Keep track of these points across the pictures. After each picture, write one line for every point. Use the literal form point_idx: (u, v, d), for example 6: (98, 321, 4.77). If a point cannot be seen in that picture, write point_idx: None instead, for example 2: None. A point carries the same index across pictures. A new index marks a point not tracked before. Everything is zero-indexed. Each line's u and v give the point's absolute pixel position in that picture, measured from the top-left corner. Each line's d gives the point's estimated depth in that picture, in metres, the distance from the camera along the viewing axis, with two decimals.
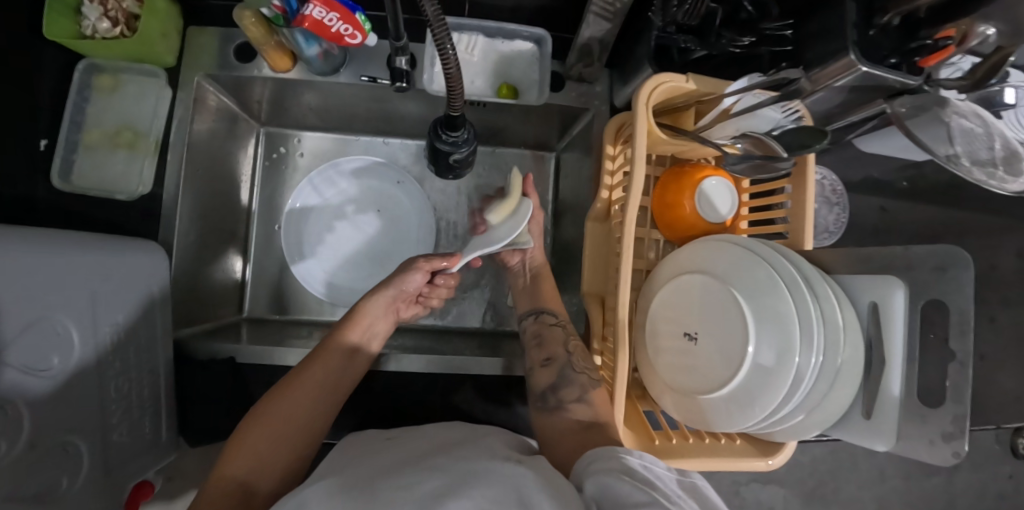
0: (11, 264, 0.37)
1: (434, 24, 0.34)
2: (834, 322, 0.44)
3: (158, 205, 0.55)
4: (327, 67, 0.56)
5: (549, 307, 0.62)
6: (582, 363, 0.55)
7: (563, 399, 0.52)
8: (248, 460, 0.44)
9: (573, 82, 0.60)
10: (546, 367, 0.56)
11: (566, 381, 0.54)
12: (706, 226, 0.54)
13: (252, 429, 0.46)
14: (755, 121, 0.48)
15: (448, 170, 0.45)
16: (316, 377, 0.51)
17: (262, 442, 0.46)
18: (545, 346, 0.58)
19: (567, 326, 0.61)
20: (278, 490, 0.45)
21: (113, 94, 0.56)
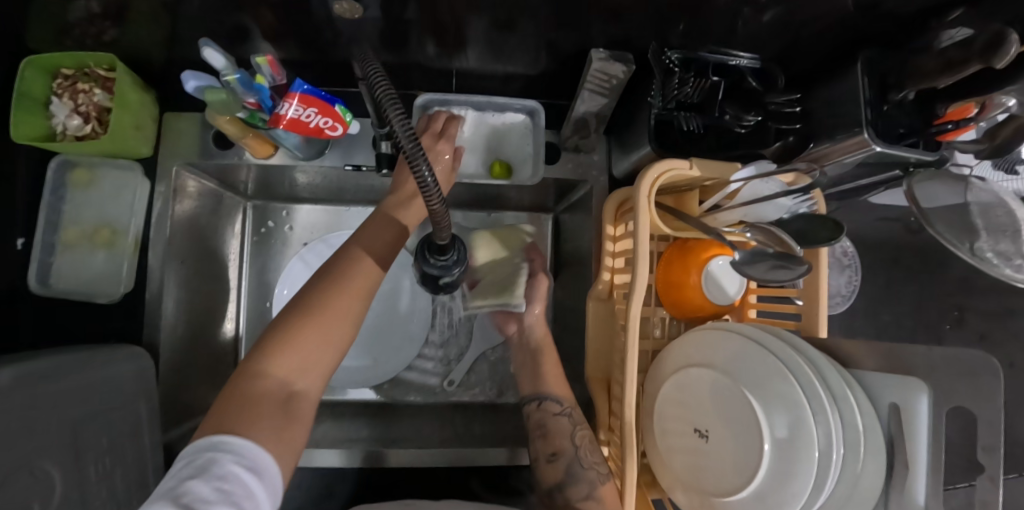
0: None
1: (405, 143, 0.29)
2: (853, 426, 0.42)
3: (142, 304, 0.53)
4: (310, 152, 0.53)
5: (552, 392, 0.59)
6: (593, 457, 0.52)
7: (572, 498, 0.50)
8: (300, 352, 0.37)
9: (569, 152, 0.58)
10: (553, 462, 0.53)
11: (574, 478, 0.51)
12: (714, 307, 0.52)
13: (298, 318, 0.38)
14: (766, 210, 0.46)
15: (437, 289, 0.40)
16: (349, 294, 0.41)
17: (318, 323, 0.39)
18: (550, 438, 0.55)
19: (574, 413, 0.57)
20: (285, 390, 0.36)
21: (89, 190, 0.54)
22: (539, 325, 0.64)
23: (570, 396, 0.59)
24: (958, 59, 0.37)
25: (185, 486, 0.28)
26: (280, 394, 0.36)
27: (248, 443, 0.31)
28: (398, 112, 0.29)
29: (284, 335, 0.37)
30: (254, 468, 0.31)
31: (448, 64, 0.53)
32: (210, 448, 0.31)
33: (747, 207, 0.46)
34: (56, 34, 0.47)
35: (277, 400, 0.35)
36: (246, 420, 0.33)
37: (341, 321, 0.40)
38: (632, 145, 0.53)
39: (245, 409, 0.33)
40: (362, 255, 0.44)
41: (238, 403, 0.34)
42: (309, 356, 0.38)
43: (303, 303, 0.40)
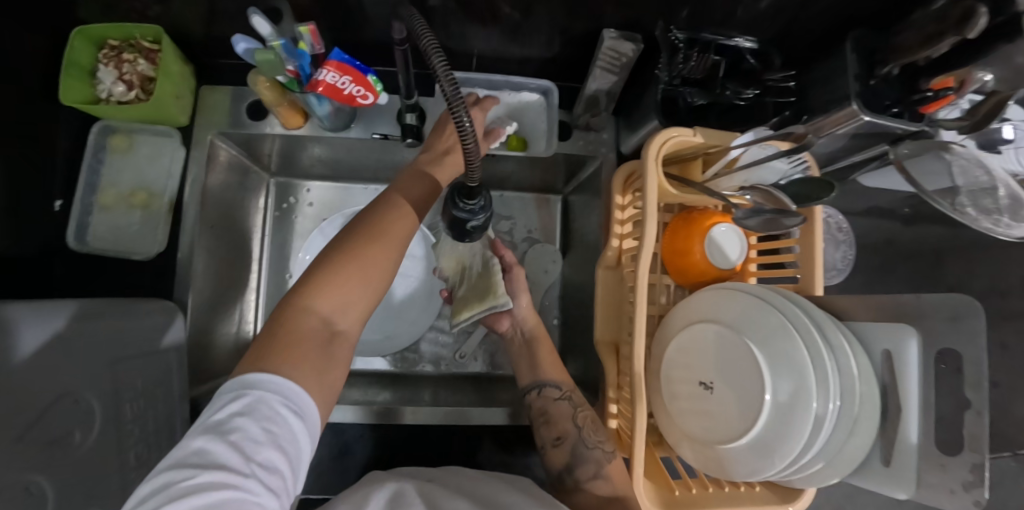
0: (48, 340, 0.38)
1: (444, 82, 0.32)
2: (849, 371, 0.45)
3: (173, 264, 0.56)
4: (337, 123, 0.56)
5: (550, 379, 0.60)
6: (595, 436, 0.53)
7: (581, 478, 0.52)
8: (342, 291, 0.39)
9: (580, 130, 0.61)
10: (559, 446, 0.55)
11: (582, 458, 0.53)
12: (717, 272, 0.55)
13: (341, 259, 0.40)
14: (763, 173, 0.49)
15: (464, 235, 0.43)
16: (385, 243, 0.43)
17: (360, 267, 0.40)
18: (554, 423, 0.57)
19: (574, 395, 0.59)
20: (329, 328, 0.38)
21: (127, 154, 0.57)
22: (530, 315, 0.64)
23: (568, 378, 0.60)
24: (935, 32, 0.42)
25: (233, 423, 0.29)
26: (323, 331, 0.37)
27: (289, 379, 0.33)
28: (439, 54, 0.31)
29: (325, 273, 0.39)
30: (299, 412, 0.32)
31: (469, 45, 0.57)
32: (252, 386, 0.31)
33: (747, 172, 0.49)
34: (106, 6, 0.51)
35: (321, 337, 0.37)
36: (288, 355, 0.34)
37: (377, 269, 0.41)
38: (639, 121, 0.57)
39: (291, 341, 0.35)
40: (401, 203, 0.46)
41: (283, 341, 0.35)
42: (349, 296, 0.39)
43: (345, 246, 0.41)
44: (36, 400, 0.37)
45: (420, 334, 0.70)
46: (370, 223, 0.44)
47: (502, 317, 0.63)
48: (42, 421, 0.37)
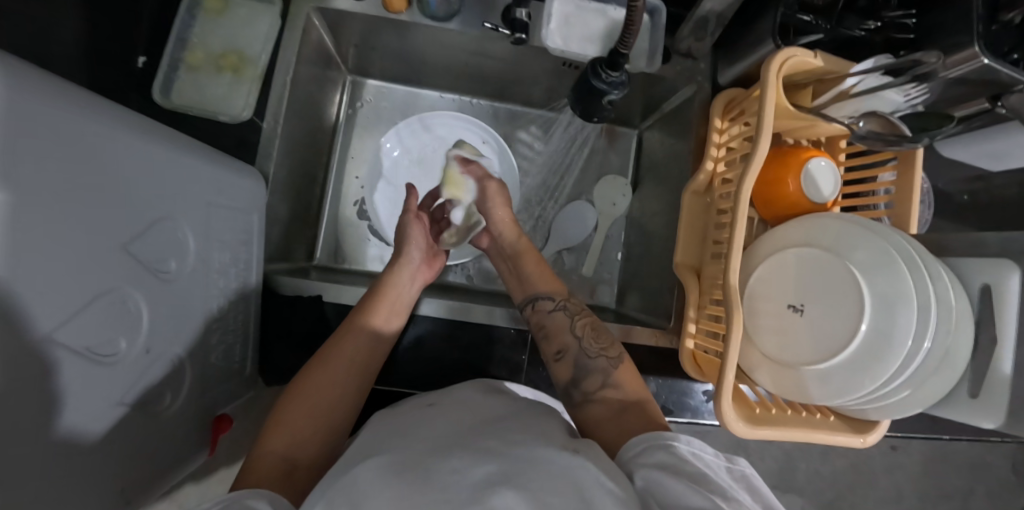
0: (156, 154, 0.36)
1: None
2: (948, 303, 0.45)
3: (255, 134, 0.54)
4: (442, 12, 0.55)
5: (543, 291, 0.60)
6: (596, 345, 0.54)
7: (590, 390, 0.51)
8: (284, 431, 0.44)
9: (680, 57, 0.60)
10: (561, 360, 0.55)
11: (585, 372, 0.53)
12: (808, 206, 0.54)
13: (282, 406, 0.46)
14: (877, 101, 0.49)
15: (597, 108, 0.51)
16: (318, 376, 0.48)
17: (318, 377, 0.48)
18: (552, 338, 0.57)
19: (568, 304, 0.59)
20: (303, 453, 0.43)
21: (221, 18, 0.55)
22: (509, 229, 0.64)
23: (559, 288, 0.60)
24: None
25: None
26: (281, 465, 0.41)
27: None
28: None
29: (282, 405, 0.46)
30: None
31: None
32: None
33: (861, 99, 0.49)
34: None
35: (282, 469, 0.41)
36: (249, 472, 0.40)
37: (337, 383, 0.49)
38: (744, 51, 0.56)
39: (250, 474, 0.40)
40: (356, 325, 0.53)
41: (250, 460, 0.42)
42: (297, 431, 0.44)
43: (296, 383, 0.48)
44: (146, 212, 0.35)
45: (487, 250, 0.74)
46: (323, 350, 0.51)
47: (482, 233, 0.66)
48: (145, 236, 0.35)
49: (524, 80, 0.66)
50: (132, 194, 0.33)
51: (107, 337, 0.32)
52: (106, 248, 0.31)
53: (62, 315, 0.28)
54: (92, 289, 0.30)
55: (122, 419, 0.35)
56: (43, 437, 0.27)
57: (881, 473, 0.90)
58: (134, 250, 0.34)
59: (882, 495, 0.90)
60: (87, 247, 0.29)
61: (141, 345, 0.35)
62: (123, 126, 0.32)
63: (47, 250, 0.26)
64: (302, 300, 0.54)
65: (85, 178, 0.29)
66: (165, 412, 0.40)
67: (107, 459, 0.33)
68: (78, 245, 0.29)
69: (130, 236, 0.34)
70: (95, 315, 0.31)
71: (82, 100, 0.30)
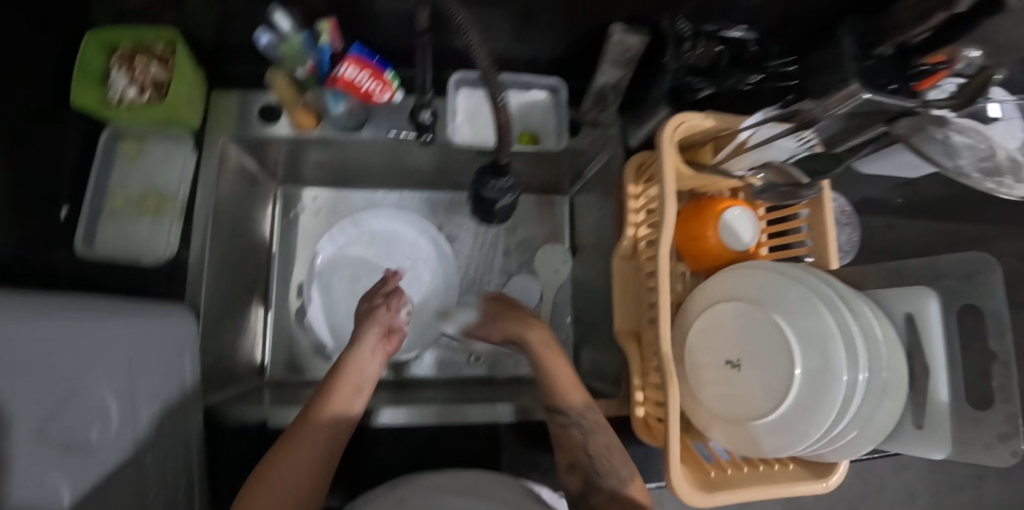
0: (67, 327, 0.37)
1: (486, 73, 0.37)
2: (875, 336, 0.46)
3: (184, 269, 0.54)
4: (351, 123, 0.55)
5: (569, 402, 0.52)
6: (615, 466, 0.49)
7: (596, 501, 0.48)
8: None
9: (588, 126, 0.61)
10: (570, 474, 0.51)
11: (595, 487, 0.49)
12: (733, 255, 0.55)
13: (245, 489, 0.44)
14: (772, 151, 0.51)
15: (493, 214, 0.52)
16: (282, 458, 0.46)
17: (279, 468, 0.45)
18: (564, 448, 0.52)
19: (592, 417, 0.52)
20: None
21: (137, 159, 0.57)
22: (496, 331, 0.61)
23: (585, 399, 0.53)
24: (926, 10, 0.46)
25: None
26: None
27: None
28: (483, 49, 0.36)
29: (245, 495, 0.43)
30: None
31: (476, 46, 0.56)
32: None
33: (758, 151, 0.50)
34: (120, 10, 0.51)
35: None
36: None
37: (304, 471, 0.46)
38: (645, 114, 0.57)
39: None
40: (324, 404, 0.51)
41: None
42: None
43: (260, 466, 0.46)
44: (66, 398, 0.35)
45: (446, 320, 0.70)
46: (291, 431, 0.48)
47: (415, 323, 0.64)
48: (63, 413, 0.36)
49: (449, 168, 0.67)
50: (49, 376, 0.34)
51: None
52: (23, 446, 0.31)
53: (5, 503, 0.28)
54: (20, 480, 0.30)
55: None
56: None
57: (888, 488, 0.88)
58: (48, 432, 0.34)
59: None
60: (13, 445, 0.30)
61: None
62: (28, 321, 0.33)
63: None
64: (248, 429, 0.54)
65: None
66: None
67: None
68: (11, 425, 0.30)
69: (45, 418, 0.34)
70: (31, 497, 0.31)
71: None
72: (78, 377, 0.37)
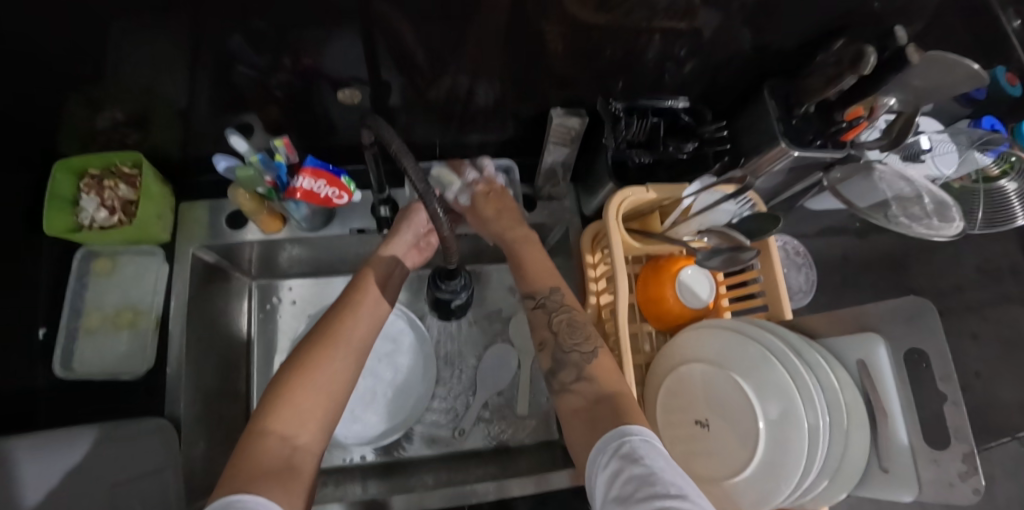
0: None
1: (414, 176, 0.37)
2: (830, 385, 0.48)
3: (164, 378, 0.55)
4: (316, 224, 0.58)
5: (541, 287, 0.53)
6: (571, 340, 0.49)
7: (565, 382, 0.47)
8: (294, 407, 0.40)
9: (544, 201, 0.65)
10: (541, 354, 0.51)
11: (561, 363, 0.48)
12: (692, 314, 0.56)
13: (287, 375, 0.42)
14: (715, 215, 0.55)
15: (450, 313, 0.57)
16: (328, 352, 0.44)
17: (322, 370, 0.43)
18: (535, 330, 0.52)
19: (558, 298, 0.52)
20: (298, 452, 0.39)
21: (110, 276, 0.58)
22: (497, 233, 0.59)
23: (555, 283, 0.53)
24: (835, 73, 0.48)
25: None
26: (281, 450, 0.38)
27: None
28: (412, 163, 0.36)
29: (278, 394, 0.41)
30: None
31: (428, 137, 0.60)
32: None
33: (703, 216, 0.54)
34: (84, 140, 0.54)
35: (282, 455, 0.38)
36: (250, 472, 0.35)
37: (343, 353, 0.45)
38: (595, 184, 0.60)
39: (249, 481, 0.34)
40: (358, 304, 0.49)
41: (242, 443, 0.38)
42: (304, 412, 0.41)
43: (293, 361, 0.43)
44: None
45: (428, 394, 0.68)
46: (326, 325, 0.47)
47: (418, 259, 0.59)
48: None
49: None
50: None
51: None
52: None
53: None
54: None
55: None
56: None
57: None
58: None
59: None
60: None
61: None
62: None
63: None
64: None
65: None
66: None
67: None
68: None
69: None
70: None
71: None
72: None
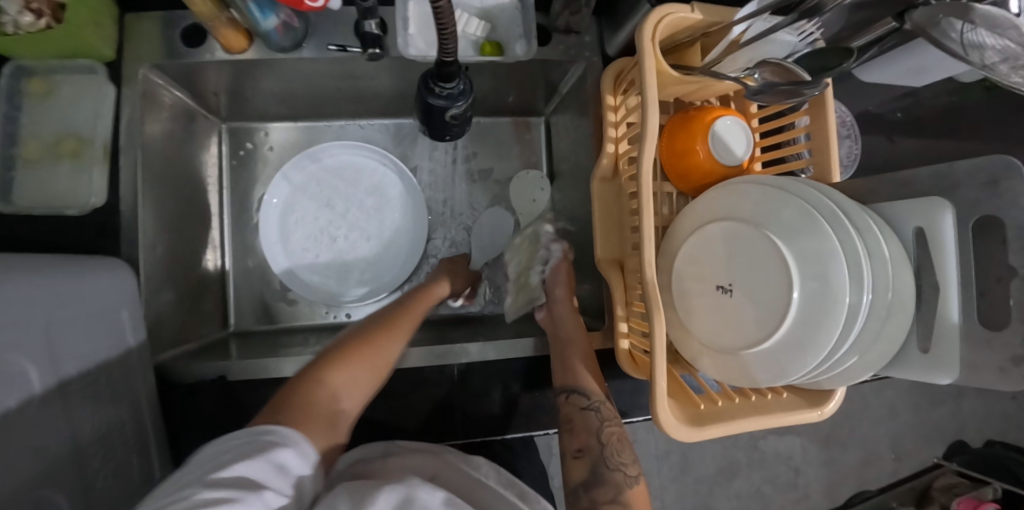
0: None
1: None
2: (880, 254, 0.41)
3: (115, 219, 0.49)
4: (288, 43, 0.49)
5: (582, 383, 0.49)
6: (618, 457, 0.46)
7: (599, 502, 0.44)
8: (350, 370, 0.43)
9: (561, 34, 0.54)
10: (576, 457, 0.47)
11: (601, 479, 0.45)
12: (723, 172, 0.49)
13: (339, 351, 0.44)
14: (770, 48, 0.44)
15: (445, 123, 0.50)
16: (380, 346, 0.47)
17: (374, 346, 0.46)
18: (575, 432, 0.48)
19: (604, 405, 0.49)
20: (342, 410, 0.40)
21: (47, 100, 0.49)
22: (569, 315, 0.56)
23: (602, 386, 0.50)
24: None
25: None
26: (330, 408, 0.39)
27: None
28: None
29: (333, 356, 0.43)
30: None
31: None
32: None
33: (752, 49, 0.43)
34: None
35: (327, 412, 0.39)
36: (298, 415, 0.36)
37: (391, 350, 0.47)
38: (625, 13, 0.49)
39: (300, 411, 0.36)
40: (402, 319, 0.52)
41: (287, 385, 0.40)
42: (353, 378, 0.43)
43: (346, 339, 0.46)
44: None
45: (423, 250, 0.70)
46: (374, 324, 0.50)
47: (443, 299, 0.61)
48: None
49: (412, 95, 0.63)
50: None
51: None
52: None
53: None
54: None
55: None
56: None
57: (873, 396, 0.94)
58: None
59: (874, 415, 0.95)
60: None
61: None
62: None
63: None
64: (204, 384, 0.50)
65: None
66: None
67: None
68: None
69: None
70: None
71: None
72: None
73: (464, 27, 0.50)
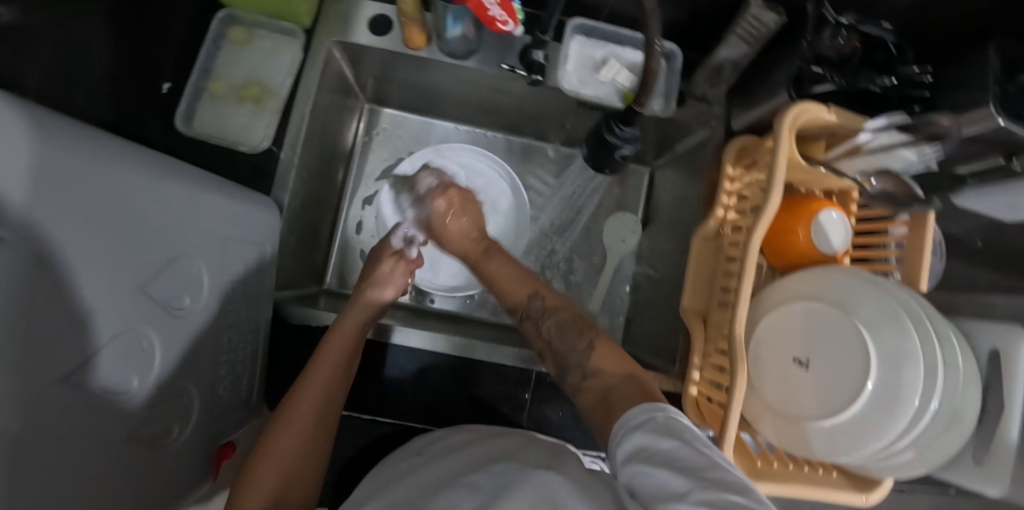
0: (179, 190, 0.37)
1: None
2: (955, 365, 0.45)
3: (271, 163, 0.54)
4: (462, 49, 0.56)
5: (509, 298, 0.54)
6: (572, 336, 0.49)
7: (577, 379, 0.47)
8: (261, 480, 0.39)
9: (694, 100, 0.61)
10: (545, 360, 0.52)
11: (566, 367, 0.49)
12: (819, 257, 0.54)
13: (250, 460, 0.40)
14: (892, 160, 0.48)
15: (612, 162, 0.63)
16: (286, 428, 0.42)
17: (284, 427, 0.42)
18: (529, 338, 0.54)
19: (534, 311, 0.53)
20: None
21: (245, 48, 0.56)
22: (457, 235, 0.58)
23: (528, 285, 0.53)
24: None
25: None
26: None
27: None
28: None
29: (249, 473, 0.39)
30: None
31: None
32: None
33: (874, 156, 0.48)
34: None
35: None
36: None
37: (308, 411, 0.44)
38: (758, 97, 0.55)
39: None
40: (314, 365, 0.47)
41: None
42: (267, 484, 0.39)
43: (266, 437, 0.42)
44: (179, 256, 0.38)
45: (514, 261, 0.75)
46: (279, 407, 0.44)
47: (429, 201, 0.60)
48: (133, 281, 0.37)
49: (540, 119, 0.69)
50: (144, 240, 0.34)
51: (119, 376, 0.33)
52: (115, 297, 0.31)
53: (107, 334, 0.31)
54: (110, 332, 0.32)
55: (131, 451, 0.36)
56: (62, 461, 0.28)
57: None
58: (147, 288, 0.35)
59: None
60: (95, 306, 0.30)
61: (146, 408, 0.38)
62: (142, 173, 0.33)
63: (65, 314, 0.27)
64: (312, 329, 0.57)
65: (91, 224, 0.28)
66: (171, 444, 0.42)
67: (115, 490, 0.35)
68: (91, 300, 0.29)
69: (145, 277, 0.35)
70: (118, 350, 0.33)
71: (100, 145, 0.30)
72: (179, 245, 0.38)
73: (613, 75, 0.54)
